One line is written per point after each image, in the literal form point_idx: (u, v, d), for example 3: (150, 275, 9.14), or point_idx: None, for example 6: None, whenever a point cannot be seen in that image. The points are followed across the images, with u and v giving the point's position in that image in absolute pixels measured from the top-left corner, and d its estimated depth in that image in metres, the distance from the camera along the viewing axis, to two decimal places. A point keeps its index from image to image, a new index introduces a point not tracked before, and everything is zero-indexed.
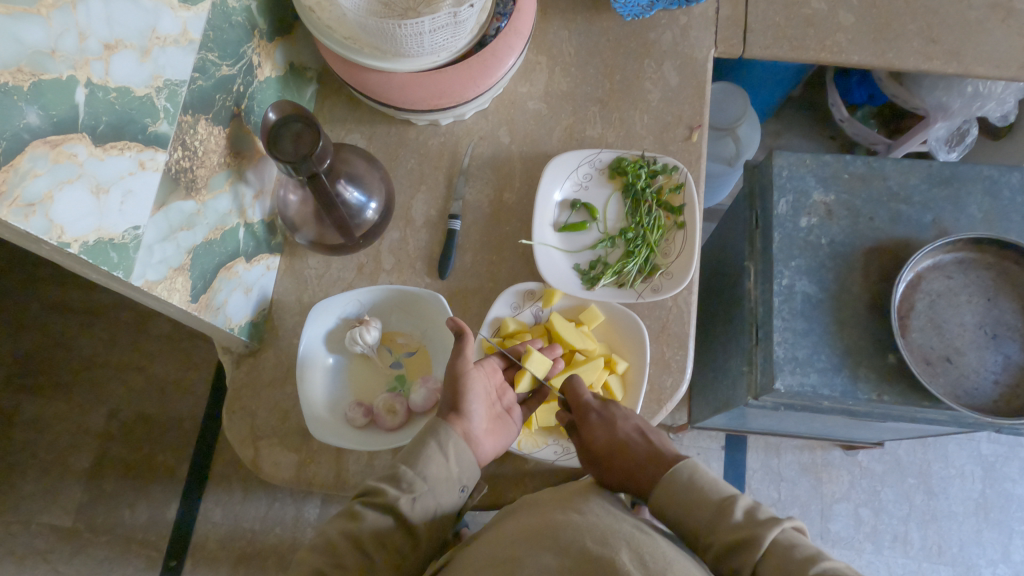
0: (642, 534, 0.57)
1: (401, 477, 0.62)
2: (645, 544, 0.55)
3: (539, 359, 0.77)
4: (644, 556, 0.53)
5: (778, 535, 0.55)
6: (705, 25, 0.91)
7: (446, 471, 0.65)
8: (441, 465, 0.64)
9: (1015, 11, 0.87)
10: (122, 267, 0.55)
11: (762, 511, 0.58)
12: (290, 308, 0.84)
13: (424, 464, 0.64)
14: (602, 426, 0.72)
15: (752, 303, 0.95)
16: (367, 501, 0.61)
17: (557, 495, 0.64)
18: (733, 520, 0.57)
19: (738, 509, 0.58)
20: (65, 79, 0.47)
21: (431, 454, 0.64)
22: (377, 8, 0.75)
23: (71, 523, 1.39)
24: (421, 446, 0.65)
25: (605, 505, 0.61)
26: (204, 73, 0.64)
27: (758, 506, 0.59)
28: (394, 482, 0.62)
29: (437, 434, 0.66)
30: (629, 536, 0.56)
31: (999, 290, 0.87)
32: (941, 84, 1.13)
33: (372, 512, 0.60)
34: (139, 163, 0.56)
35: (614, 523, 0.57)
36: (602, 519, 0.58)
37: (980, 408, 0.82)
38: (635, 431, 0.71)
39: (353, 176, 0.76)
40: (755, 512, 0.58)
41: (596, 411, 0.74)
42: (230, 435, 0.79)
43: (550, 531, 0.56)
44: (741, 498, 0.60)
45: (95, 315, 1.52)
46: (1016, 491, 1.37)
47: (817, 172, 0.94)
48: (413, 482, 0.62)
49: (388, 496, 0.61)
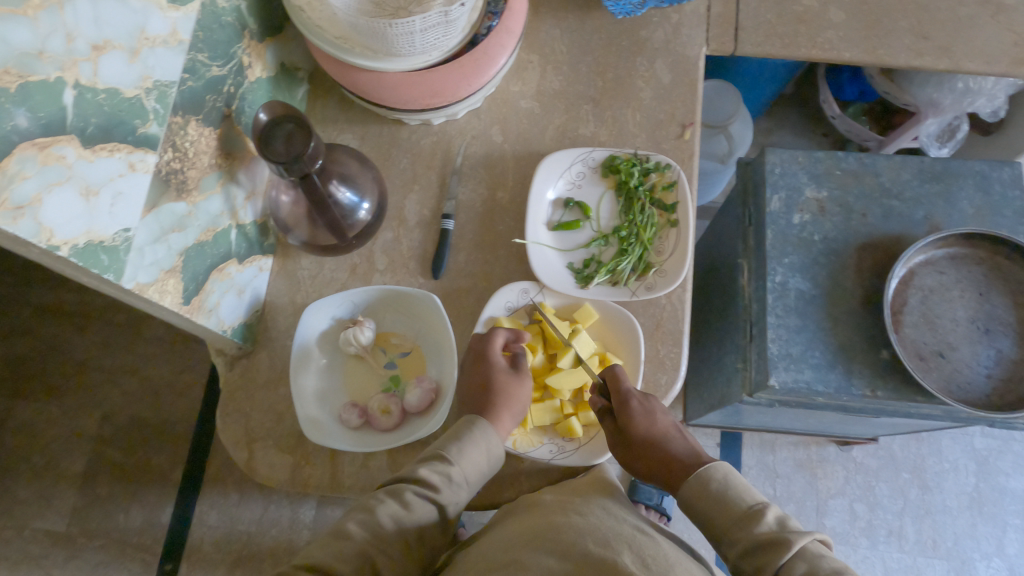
0: (643, 537, 0.59)
1: (449, 471, 0.65)
2: (648, 546, 0.57)
3: (585, 342, 0.78)
4: (645, 557, 0.54)
5: (807, 544, 0.56)
6: (696, 22, 0.91)
7: (483, 467, 0.68)
8: (481, 462, 0.68)
9: (1004, 7, 0.88)
10: (113, 270, 0.54)
11: (792, 522, 0.59)
12: (283, 309, 0.83)
13: (468, 460, 0.67)
14: (643, 416, 0.71)
15: (746, 300, 0.96)
16: (415, 489, 0.63)
17: (556, 496, 0.65)
18: (763, 526, 0.59)
19: (770, 515, 0.60)
20: (52, 81, 0.47)
21: (477, 458, 0.67)
22: (368, 8, 0.74)
23: (65, 528, 1.38)
24: (464, 436, 0.68)
25: (605, 506, 0.63)
26: (194, 74, 0.63)
27: (787, 517, 0.60)
28: (441, 474, 0.65)
29: (491, 443, 0.68)
30: (632, 538, 0.58)
31: (991, 285, 0.88)
32: (932, 80, 1.13)
33: (421, 498, 0.63)
34: (129, 164, 0.55)
35: (616, 526, 0.59)
36: (603, 522, 0.60)
37: (973, 403, 0.83)
38: (673, 427, 0.73)
39: (345, 177, 0.76)
40: (786, 521, 0.59)
41: (637, 399, 0.72)
42: (224, 437, 0.78)
43: (553, 532, 0.58)
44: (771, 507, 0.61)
45: (87, 319, 1.51)
46: (1009, 484, 1.38)
47: (809, 169, 0.94)
48: (459, 476, 0.66)
49: (437, 488, 0.64)
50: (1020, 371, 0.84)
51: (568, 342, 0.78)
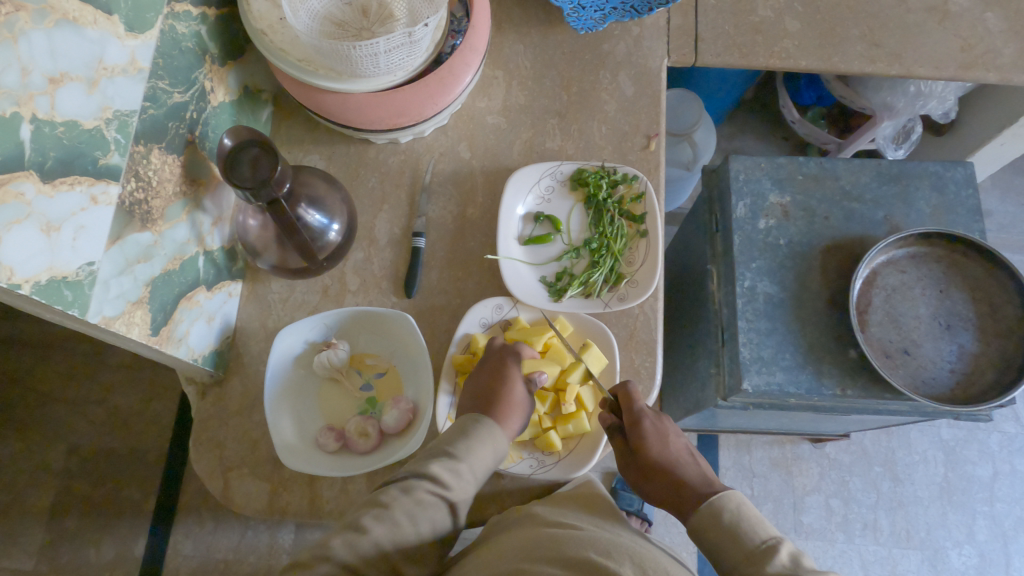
0: (641, 548, 0.60)
1: (461, 470, 0.64)
2: (645, 555, 0.59)
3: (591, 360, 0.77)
4: (643, 564, 0.57)
5: None
6: (657, 35, 0.93)
7: (491, 461, 0.67)
8: (490, 458, 0.67)
9: (950, 13, 0.91)
10: (77, 304, 0.53)
11: (807, 561, 0.58)
12: (254, 334, 0.82)
13: (477, 460, 0.66)
14: (655, 437, 0.72)
15: (716, 306, 0.97)
16: (430, 488, 0.63)
17: (547, 507, 0.68)
18: (776, 563, 0.57)
19: (784, 552, 0.58)
20: (8, 116, 0.46)
21: (484, 450, 0.66)
22: (331, 29, 0.76)
23: (33, 566, 1.34)
24: (476, 437, 0.66)
25: (600, 523, 0.65)
26: (155, 102, 0.62)
27: (803, 554, 0.58)
28: (454, 473, 0.64)
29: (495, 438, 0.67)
30: (631, 549, 0.59)
31: (950, 282, 0.90)
32: (885, 84, 1.17)
33: (434, 496, 0.63)
34: (91, 197, 0.54)
35: (613, 537, 0.61)
36: (599, 534, 0.61)
37: (938, 397, 0.85)
38: (685, 451, 0.73)
39: (313, 199, 0.76)
40: (801, 559, 0.57)
41: (650, 419, 0.73)
42: (198, 467, 0.77)
43: (554, 545, 0.59)
44: (787, 543, 0.60)
45: (50, 349, 1.47)
46: (976, 473, 1.41)
47: (772, 175, 0.96)
48: (470, 474, 0.65)
49: (450, 489, 0.63)
50: (982, 364, 0.86)
51: (577, 358, 0.77)
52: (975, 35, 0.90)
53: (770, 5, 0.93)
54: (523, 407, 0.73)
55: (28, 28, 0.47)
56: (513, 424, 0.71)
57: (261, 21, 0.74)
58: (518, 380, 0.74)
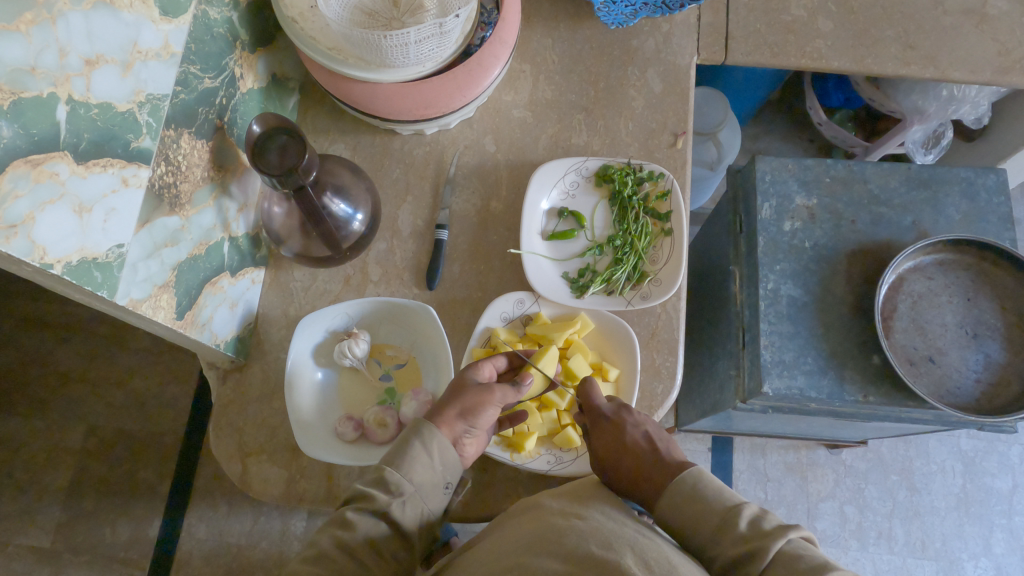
0: (645, 539, 0.54)
1: (388, 481, 0.60)
2: (649, 548, 0.53)
3: (579, 363, 0.78)
4: (649, 560, 0.51)
5: (784, 547, 0.52)
6: (687, 32, 0.91)
7: (426, 467, 0.62)
8: (422, 463, 0.62)
9: (988, 17, 0.89)
10: (106, 286, 0.53)
11: (767, 521, 0.55)
12: (276, 322, 0.83)
13: (410, 466, 0.61)
14: (610, 430, 0.70)
15: (738, 307, 0.97)
16: (355, 507, 0.58)
17: (559, 499, 0.60)
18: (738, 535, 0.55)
19: (742, 519, 0.56)
20: (46, 96, 0.46)
21: (415, 454, 0.62)
22: (361, 19, 0.75)
23: (49, 544, 1.36)
24: (405, 446, 0.63)
25: (605, 509, 0.58)
26: (187, 87, 0.62)
27: (764, 515, 0.56)
28: (382, 486, 0.60)
29: (421, 434, 0.63)
30: (634, 541, 0.53)
31: (978, 290, 0.89)
32: (916, 88, 1.15)
33: (366, 519, 0.58)
34: (122, 179, 0.54)
35: (617, 528, 0.55)
36: (603, 524, 0.55)
37: (961, 407, 0.84)
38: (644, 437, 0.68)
39: (339, 188, 0.76)
40: (760, 523, 0.55)
41: (607, 415, 0.71)
42: (217, 451, 0.77)
43: (552, 539, 0.53)
44: (750, 506, 0.58)
45: (72, 330, 1.49)
46: (996, 485, 1.39)
47: (799, 176, 0.95)
48: (401, 484, 0.60)
49: (379, 503, 0.59)
50: (1007, 375, 0.85)
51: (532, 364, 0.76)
52: (1014, 39, 0.88)
53: (803, 4, 0.91)
54: (469, 400, 0.67)
55: (66, 9, 0.47)
56: (448, 421, 0.66)
57: (292, 8, 0.74)
58: (470, 379, 0.70)
